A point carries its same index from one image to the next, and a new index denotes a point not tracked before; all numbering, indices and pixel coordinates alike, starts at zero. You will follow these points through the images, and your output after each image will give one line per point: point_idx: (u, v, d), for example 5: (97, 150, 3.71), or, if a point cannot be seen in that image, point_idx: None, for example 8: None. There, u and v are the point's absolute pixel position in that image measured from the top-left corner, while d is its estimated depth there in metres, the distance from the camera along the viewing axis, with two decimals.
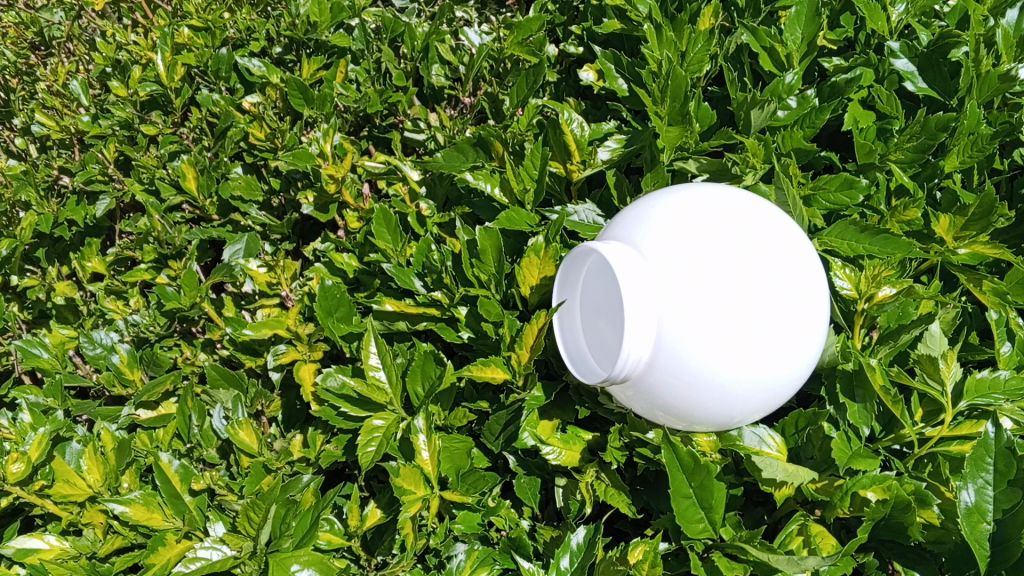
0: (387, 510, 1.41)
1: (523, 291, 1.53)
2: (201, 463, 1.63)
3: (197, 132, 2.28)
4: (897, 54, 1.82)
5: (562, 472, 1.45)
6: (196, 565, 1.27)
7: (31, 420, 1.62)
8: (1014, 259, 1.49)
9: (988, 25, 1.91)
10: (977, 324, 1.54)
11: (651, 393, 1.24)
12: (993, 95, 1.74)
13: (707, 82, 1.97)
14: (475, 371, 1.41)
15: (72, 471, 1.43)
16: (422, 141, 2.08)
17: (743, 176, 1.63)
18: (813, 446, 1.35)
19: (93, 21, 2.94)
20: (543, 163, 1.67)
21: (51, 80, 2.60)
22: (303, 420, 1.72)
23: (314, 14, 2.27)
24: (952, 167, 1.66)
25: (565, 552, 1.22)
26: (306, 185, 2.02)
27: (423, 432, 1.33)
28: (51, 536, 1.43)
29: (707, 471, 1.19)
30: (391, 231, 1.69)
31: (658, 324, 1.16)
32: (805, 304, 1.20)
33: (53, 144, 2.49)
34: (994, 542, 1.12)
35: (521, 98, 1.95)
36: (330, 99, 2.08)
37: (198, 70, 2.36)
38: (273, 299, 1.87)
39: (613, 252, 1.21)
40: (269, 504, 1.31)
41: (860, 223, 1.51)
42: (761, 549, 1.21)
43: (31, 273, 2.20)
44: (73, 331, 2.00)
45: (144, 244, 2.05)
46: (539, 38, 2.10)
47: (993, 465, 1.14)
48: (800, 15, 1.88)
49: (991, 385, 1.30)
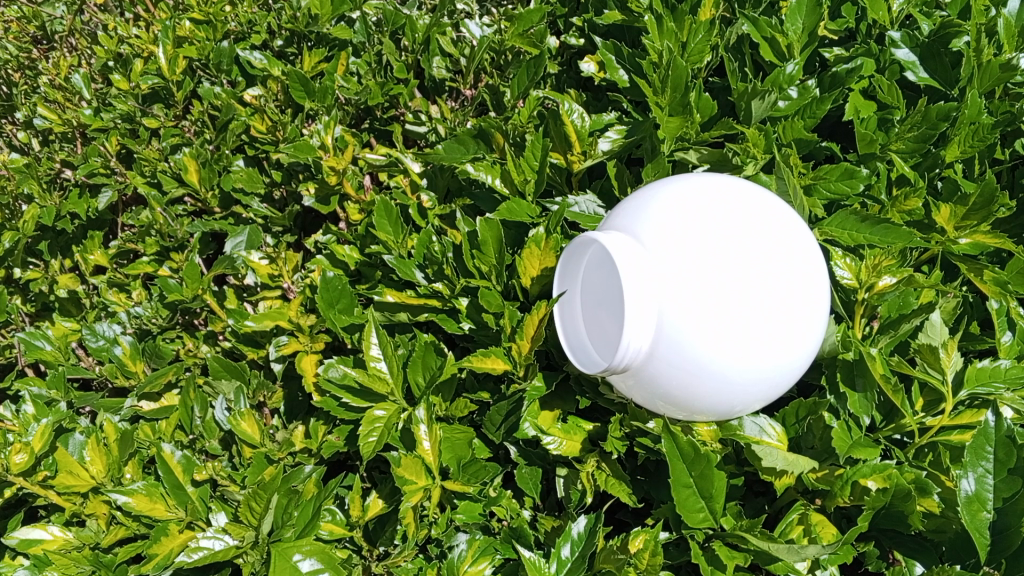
0: (388, 501, 1.43)
1: (524, 282, 1.54)
2: (202, 454, 1.63)
3: (199, 125, 2.29)
4: (898, 44, 1.81)
5: (562, 463, 1.45)
6: (199, 555, 1.28)
7: (33, 411, 1.62)
8: (1016, 249, 1.49)
9: (990, 15, 1.91)
10: (978, 314, 1.54)
11: (651, 383, 1.24)
12: (993, 85, 1.74)
13: (708, 73, 1.97)
14: (476, 362, 1.41)
15: (75, 462, 1.44)
16: (424, 133, 2.07)
17: (743, 166, 1.62)
18: (814, 436, 1.37)
19: (94, 16, 2.95)
20: (544, 154, 1.66)
21: (53, 73, 2.61)
22: (305, 412, 1.72)
23: (315, 7, 2.27)
24: (953, 157, 1.67)
25: (566, 541, 1.22)
26: (307, 177, 2.03)
27: (423, 422, 1.33)
28: (55, 528, 1.44)
29: (706, 461, 1.19)
30: (392, 223, 1.69)
31: (659, 314, 1.16)
32: (805, 294, 1.20)
33: (55, 138, 2.50)
34: (993, 531, 1.13)
35: (522, 89, 1.94)
36: (330, 91, 2.07)
37: (199, 63, 2.37)
38: (274, 291, 1.88)
39: (614, 242, 1.21)
40: (271, 494, 1.31)
41: (860, 212, 1.50)
42: (761, 538, 1.20)
43: (33, 266, 2.21)
44: (76, 324, 2.01)
45: (146, 237, 2.04)
46: (540, 30, 2.10)
47: (993, 454, 1.14)
48: (800, 5, 1.88)
49: (991, 375, 1.30)
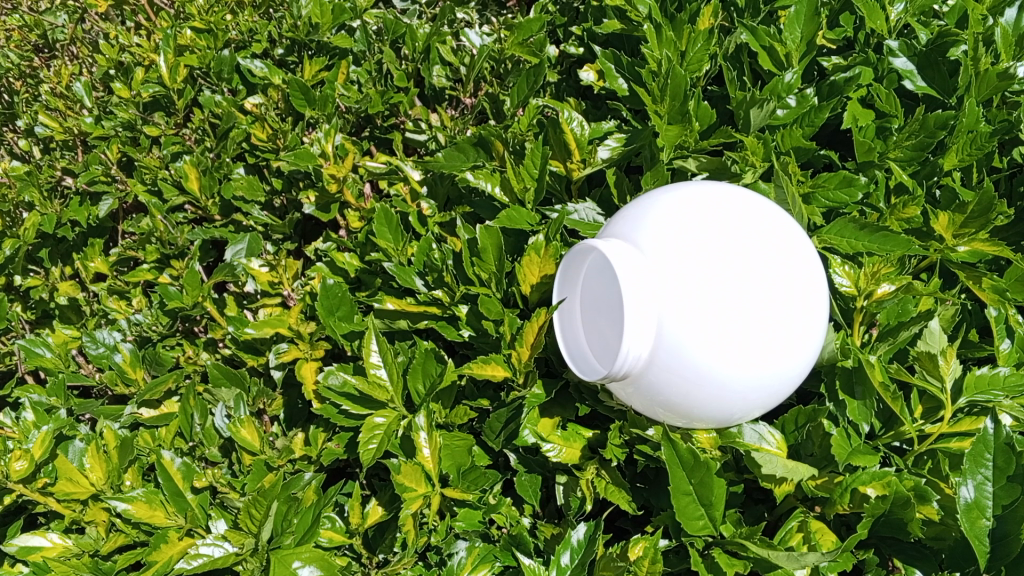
0: (388, 508, 1.42)
1: (523, 289, 1.54)
2: (202, 461, 1.64)
3: (199, 133, 2.30)
4: (897, 53, 1.82)
5: (562, 470, 1.45)
6: (199, 561, 1.28)
7: (33, 419, 1.62)
8: (1014, 257, 1.50)
9: (986, 24, 1.92)
10: (977, 321, 1.55)
11: (650, 391, 1.24)
12: (992, 93, 1.75)
13: (706, 81, 1.98)
14: (475, 370, 1.41)
15: (75, 469, 1.44)
16: (424, 141, 2.08)
17: (743, 174, 1.64)
18: (813, 443, 1.35)
19: (95, 24, 2.96)
20: (543, 162, 1.68)
21: (54, 82, 2.63)
22: (304, 419, 1.73)
23: (316, 16, 2.29)
24: (951, 165, 1.68)
25: (566, 549, 1.22)
26: (307, 185, 2.03)
27: (423, 429, 1.33)
28: (54, 535, 1.44)
29: (706, 468, 1.19)
30: (392, 230, 1.70)
31: (659, 321, 1.16)
32: (805, 302, 1.20)
33: (56, 145, 2.51)
34: (993, 539, 1.12)
35: (522, 98, 1.96)
36: (330, 100, 2.09)
37: (199, 71, 2.39)
38: (274, 298, 1.88)
39: (613, 249, 1.21)
40: (271, 501, 1.31)
41: (859, 220, 1.52)
42: (760, 546, 1.21)
43: (33, 273, 2.22)
44: (76, 331, 2.02)
45: (146, 244, 2.08)
46: (540, 39, 2.12)
47: (992, 461, 1.13)
48: (798, 14, 1.89)
49: (990, 382, 1.31)
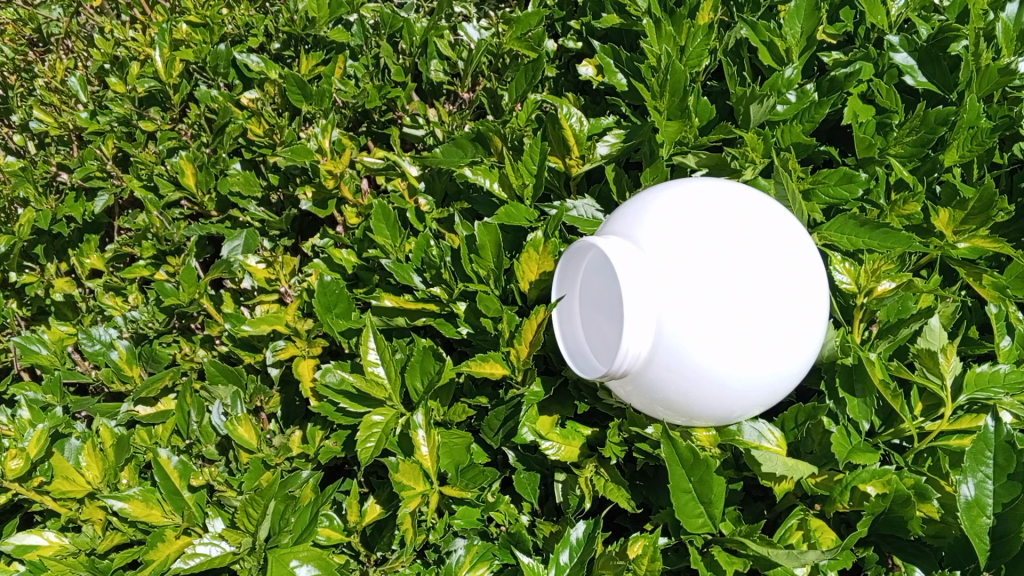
0: (386, 506, 1.41)
1: (521, 286, 1.53)
2: (199, 458, 1.63)
3: (195, 128, 2.28)
4: (897, 48, 1.81)
5: (561, 468, 1.44)
6: (195, 561, 1.27)
7: (29, 417, 1.61)
8: (1014, 254, 1.50)
9: (987, 19, 1.91)
10: (977, 318, 1.55)
11: (649, 389, 1.24)
12: (992, 89, 1.75)
13: (706, 77, 1.97)
14: (474, 367, 1.39)
15: (71, 468, 1.43)
16: (421, 136, 2.08)
17: (742, 170, 1.63)
18: (812, 441, 1.35)
19: (90, 17, 2.94)
20: (542, 158, 1.67)
21: (49, 76, 2.62)
22: (302, 416, 1.72)
23: (313, 10, 2.27)
24: (952, 161, 1.67)
25: (565, 547, 1.21)
26: (304, 181, 2.02)
27: (422, 427, 1.32)
28: (50, 533, 1.43)
29: (705, 466, 1.19)
30: (389, 227, 1.68)
31: (658, 320, 1.16)
32: (805, 300, 1.19)
33: (51, 140, 2.50)
34: (993, 537, 1.12)
35: (520, 93, 1.94)
36: (328, 94, 2.08)
37: (195, 66, 2.38)
38: (272, 295, 1.86)
39: (613, 247, 1.20)
40: (268, 500, 1.29)
41: (859, 217, 1.51)
42: (760, 544, 1.20)
43: (29, 269, 2.21)
44: (72, 328, 2.00)
45: (143, 240, 2.05)
46: (538, 34, 2.10)
47: (992, 459, 1.13)
48: (798, 9, 1.88)
49: (990, 380, 1.30)
